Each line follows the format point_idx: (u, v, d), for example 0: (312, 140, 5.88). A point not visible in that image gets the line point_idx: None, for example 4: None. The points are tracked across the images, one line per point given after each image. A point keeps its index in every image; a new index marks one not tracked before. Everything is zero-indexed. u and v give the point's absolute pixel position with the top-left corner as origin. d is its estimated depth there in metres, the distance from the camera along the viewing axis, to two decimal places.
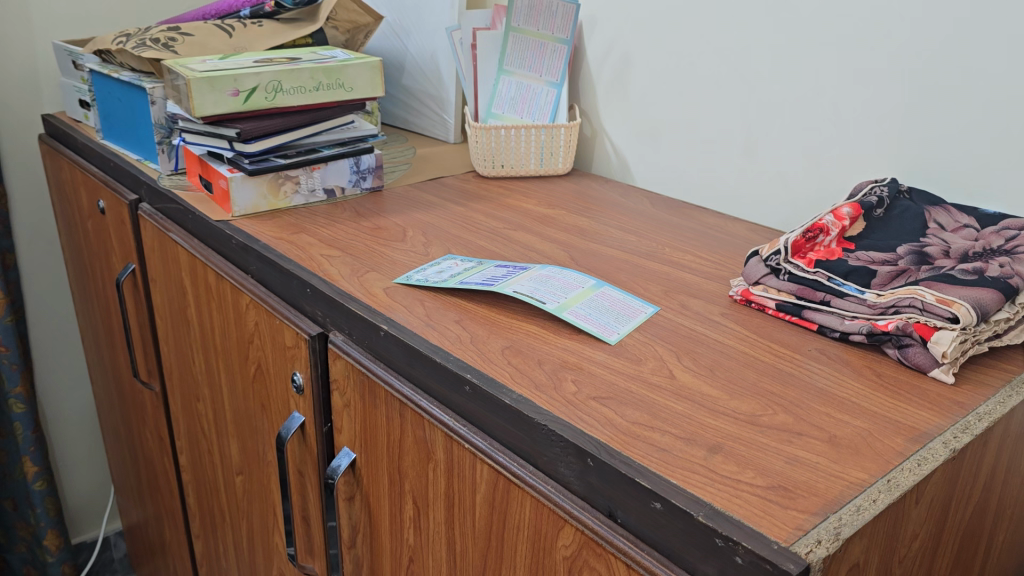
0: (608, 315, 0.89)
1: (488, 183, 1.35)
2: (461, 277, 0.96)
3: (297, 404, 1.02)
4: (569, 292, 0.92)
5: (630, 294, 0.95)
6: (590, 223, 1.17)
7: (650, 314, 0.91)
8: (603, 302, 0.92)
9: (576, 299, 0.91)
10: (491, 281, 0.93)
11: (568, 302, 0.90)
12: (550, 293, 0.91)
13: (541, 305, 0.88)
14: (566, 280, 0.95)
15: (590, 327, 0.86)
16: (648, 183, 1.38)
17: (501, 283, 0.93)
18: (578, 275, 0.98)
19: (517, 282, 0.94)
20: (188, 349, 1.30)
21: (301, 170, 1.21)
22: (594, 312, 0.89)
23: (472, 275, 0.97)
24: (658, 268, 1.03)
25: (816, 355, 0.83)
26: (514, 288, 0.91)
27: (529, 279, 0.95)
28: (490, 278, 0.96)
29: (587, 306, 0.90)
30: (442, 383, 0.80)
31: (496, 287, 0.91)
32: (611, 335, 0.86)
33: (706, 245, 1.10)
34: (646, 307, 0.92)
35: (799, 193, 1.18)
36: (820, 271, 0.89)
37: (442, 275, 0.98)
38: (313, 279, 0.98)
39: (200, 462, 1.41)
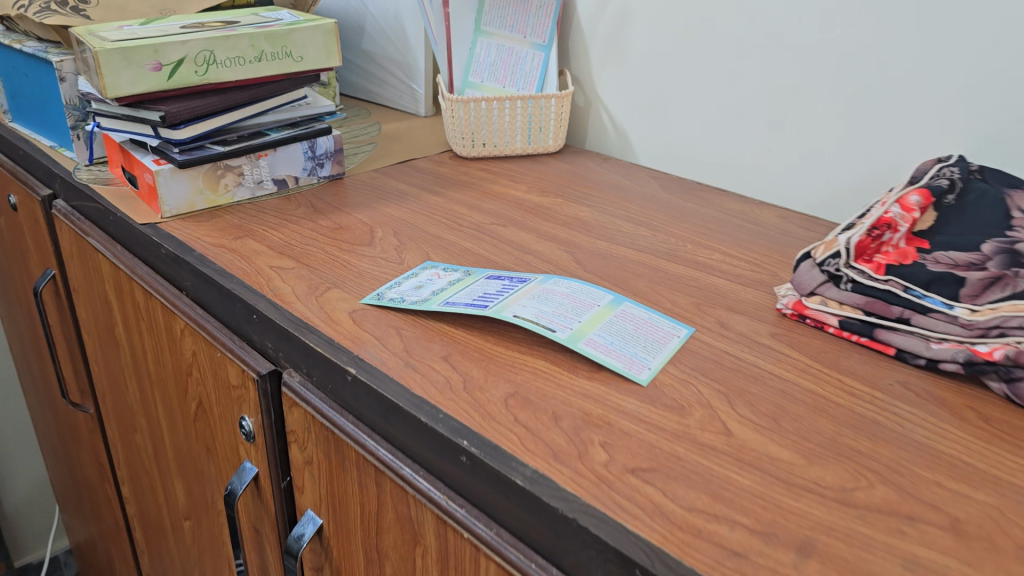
0: (634, 343, 0.71)
1: (467, 165, 1.15)
2: (444, 296, 0.78)
3: (247, 453, 0.84)
4: (583, 313, 0.74)
5: (656, 311, 0.77)
6: (593, 215, 0.99)
7: (684, 339, 0.73)
8: (625, 325, 0.73)
9: (594, 322, 0.73)
10: (484, 303, 0.75)
11: (584, 328, 0.72)
12: (560, 317, 0.73)
13: (549, 334, 0.70)
14: (576, 294, 0.77)
15: (616, 363, 0.68)
16: (652, 160, 1.20)
17: (496, 305, 0.74)
18: (589, 287, 0.79)
19: (515, 301, 0.75)
20: (120, 373, 1.10)
21: (244, 159, 1.01)
22: (616, 340, 0.71)
23: (457, 294, 0.78)
24: (684, 274, 0.85)
25: (901, 391, 0.66)
26: (513, 313, 0.73)
27: (530, 297, 0.76)
28: (480, 295, 0.77)
29: (607, 332, 0.72)
30: (431, 449, 0.62)
31: (489, 312, 0.73)
32: (642, 373, 0.68)
33: (736, 241, 0.92)
34: (679, 329, 0.74)
35: (838, 173, 0.99)
36: (893, 279, 0.72)
37: (420, 293, 0.79)
38: (261, 302, 0.79)
39: (144, 496, 1.22)
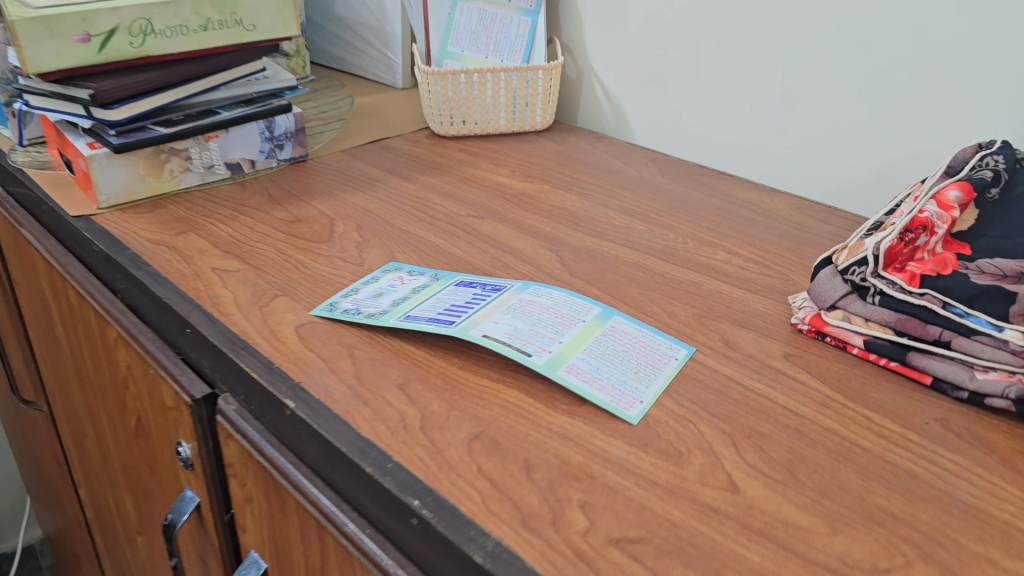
0: (624, 369, 0.61)
1: (446, 145, 1.04)
2: (406, 309, 0.67)
3: (189, 480, 0.74)
4: (566, 331, 0.63)
5: (651, 326, 0.66)
6: (583, 205, 0.88)
7: (683, 362, 0.62)
8: (614, 346, 0.63)
9: (578, 342, 0.62)
10: (449, 319, 0.64)
11: (566, 351, 0.61)
12: (538, 337, 0.62)
13: (524, 359, 0.60)
14: (557, 307, 0.66)
15: (601, 396, 0.58)
16: (651, 139, 1.09)
17: (463, 322, 0.64)
18: (574, 297, 0.68)
19: (487, 317, 0.64)
20: (64, 375, 1.00)
21: (191, 141, 0.89)
22: (603, 365, 0.61)
23: (420, 305, 0.68)
24: (684, 278, 0.74)
25: (939, 432, 0.55)
26: (483, 332, 0.62)
27: (505, 310, 0.65)
28: (447, 308, 0.66)
29: (593, 355, 0.61)
30: (380, 505, 0.52)
31: (455, 331, 0.62)
32: (633, 408, 0.57)
33: (745, 236, 0.81)
34: (677, 348, 0.64)
35: (859, 159, 0.88)
36: (930, 294, 0.60)
37: (379, 304, 0.69)
38: (196, 316, 0.68)
39: (99, 503, 1.13)
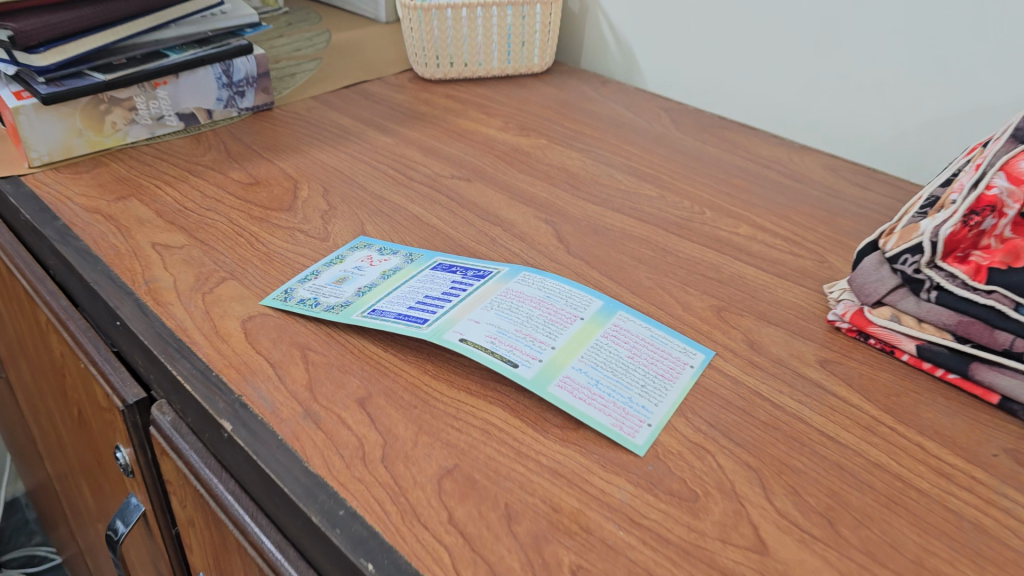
0: (629, 381, 0.51)
1: (431, 90, 0.92)
2: (372, 302, 0.57)
3: (131, 485, 0.65)
4: (560, 332, 0.53)
5: (661, 323, 0.56)
6: (584, 165, 0.77)
7: (699, 371, 0.52)
8: (617, 351, 0.53)
9: (574, 348, 0.52)
10: (422, 316, 0.54)
11: (559, 360, 0.51)
12: (526, 341, 0.52)
13: (510, 371, 0.50)
14: (550, 303, 0.56)
15: (601, 419, 0.48)
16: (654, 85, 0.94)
17: (438, 321, 0.54)
18: (571, 287, 0.58)
19: (466, 315, 0.54)
20: (11, 348, 0.91)
21: (136, 89, 0.77)
22: (604, 377, 0.51)
23: (390, 296, 0.57)
24: (701, 258, 0.63)
25: (1011, 468, 0.46)
26: (461, 335, 0.52)
27: (487, 306, 0.55)
28: (420, 301, 0.56)
29: (592, 365, 0.51)
30: (330, 560, 0.43)
31: (427, 334, 0.52)
32: (639, 434, 0.48)
33: (771, 206, 0.70)
34: (692, 353, 0.54)
35: (906, 113, 0.74)
36: (999, 293, 0.50)
37: (342, 293, 0.58)
38: (127, 307, 0.58)
39: (62, 478, 1.04)
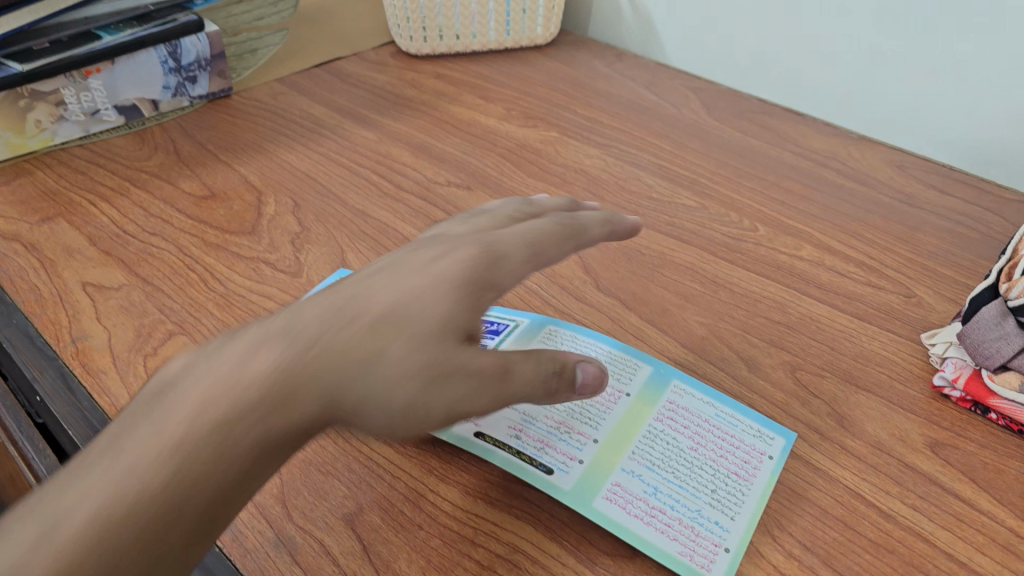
0: (696, 485, 0.40)
1: (418, 68, 0.79)
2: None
3: None
4: (602, 420, 0.43)
5: (727, 396, 0.45)
6: (605, 166, 0.65)
7: (781, 464, 0.41)
8: (675, 440, 0.42)
9: (622, 440, 0.42)
10: None
11: (604, 460, 0.41)
12: (561, 435, 0.42)
13: (539, 476, 0.40)
14: None
15: (660, 542, 0.37)
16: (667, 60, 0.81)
17: None
18: (612, 348, 0.47)
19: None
20: None
21: (62, 79, 0.63)
22: (663, 480, 0.40)
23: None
24: (761, 293, 0.52)
25: None
26: (478, 428, 0.43)
27: None
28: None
29: (647, 465, 0.41)
30: None
31: None
32: (716, 565, 0.36)
33: (836, 218, 0.59)
34: (770, 437, 0.42)
35: (990, 102, 0.59)
36: None
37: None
38: (48, 381, 0.45)
39: None
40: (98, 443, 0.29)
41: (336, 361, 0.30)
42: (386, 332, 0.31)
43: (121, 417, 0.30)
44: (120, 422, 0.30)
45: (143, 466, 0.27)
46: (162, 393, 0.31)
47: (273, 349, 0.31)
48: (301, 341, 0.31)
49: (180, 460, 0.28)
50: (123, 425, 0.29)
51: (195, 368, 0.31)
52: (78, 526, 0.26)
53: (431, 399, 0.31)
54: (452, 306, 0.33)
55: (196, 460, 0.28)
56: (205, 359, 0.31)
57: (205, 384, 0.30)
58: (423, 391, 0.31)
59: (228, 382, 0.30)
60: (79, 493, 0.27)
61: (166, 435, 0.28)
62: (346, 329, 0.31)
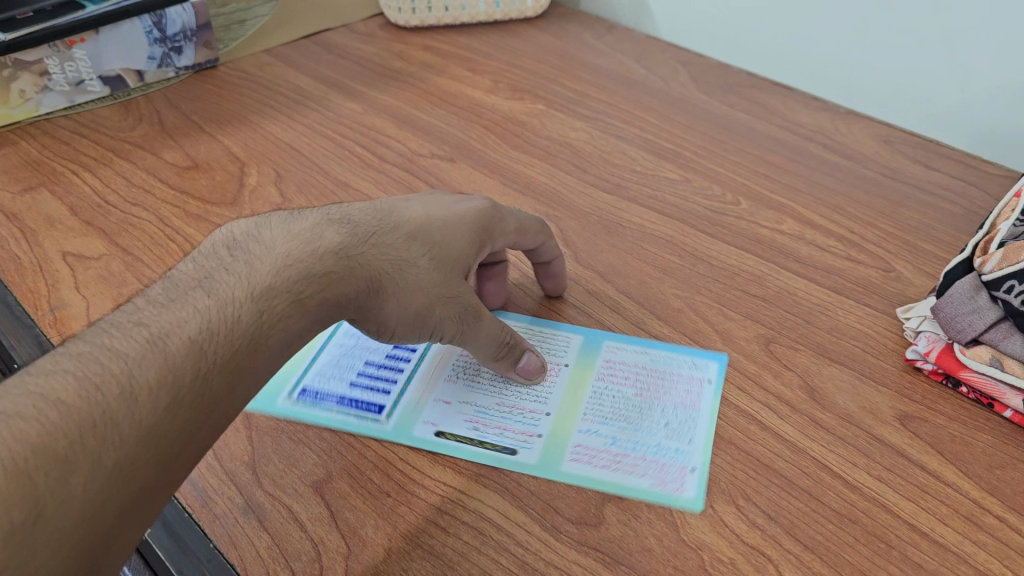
0: (650, 425, 0.42)
1: (406, 40, 0.79)
2: (297, 377, 0.45)
3: None
4: (550, 392, 0.44)
5: (652, 338, 0.47)
6: (589, 139, 0.64)
7: (720, 385, 0.44)
8: (620, 392, 0.44)
9: (572, 407, 0.43)
10: (373, 402, 0.44)
11: (561, 427, 0.42)
12: (515, 416, 0.43)
13: (508, 455, 0.41)
14: None
15: (639, 483, 0.39)
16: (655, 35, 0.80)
17: (398, 413, 0.43)
18: (538, 327, 0.49)
19: (432, 396, 0.44)
20: None
21: (46, 49, 0.63)
22: (619, 432, 0.42)
23: (319, 370, 0.46)
24: (739, 266, 0.52)
25: None
26: (436, 428, 0.42)
27: (451, 377, 0.46)
28: (363, 374, 0.46)
29: (601, 421, 0.42)
30: None
31: (391, 433, 0.42)
32: (687, 485, 0.39)
33: (819, 192, 0.58)
34: (704, 364, 0.45)
35: (977, 77, 0.59)
36: None
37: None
38: (25, 350, 0.46)
39: None
40: (144, 311, 0.33)
41: (390, 253, 0.39)
42: (423, 245, 0.40)
43: (202, 255, 0.37)
44: (206, 265, 0.36)
45: (237, 310, 0.33)
46: (244, 244, 0.37)
47: (333, 226, 0.39)
48: (364, 233, 0.39)
49: (259, 322, 0.34)
50: (210, 271, 0.35)
51: (272, 226, 0.38)
52: (182, 343, 0.31)
53: (436, 307, 0.40)
54: (462, 250, 0.41)
55: (220, 355, 0.32)
56: (281, 222, 0.38)
57: (289, 245, 0.37)
58: (431, 305, 0.40)
59: (308, 241, 0.37)
60: (177, 314, 0.33)
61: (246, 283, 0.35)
62: (395, 233, 0.40)
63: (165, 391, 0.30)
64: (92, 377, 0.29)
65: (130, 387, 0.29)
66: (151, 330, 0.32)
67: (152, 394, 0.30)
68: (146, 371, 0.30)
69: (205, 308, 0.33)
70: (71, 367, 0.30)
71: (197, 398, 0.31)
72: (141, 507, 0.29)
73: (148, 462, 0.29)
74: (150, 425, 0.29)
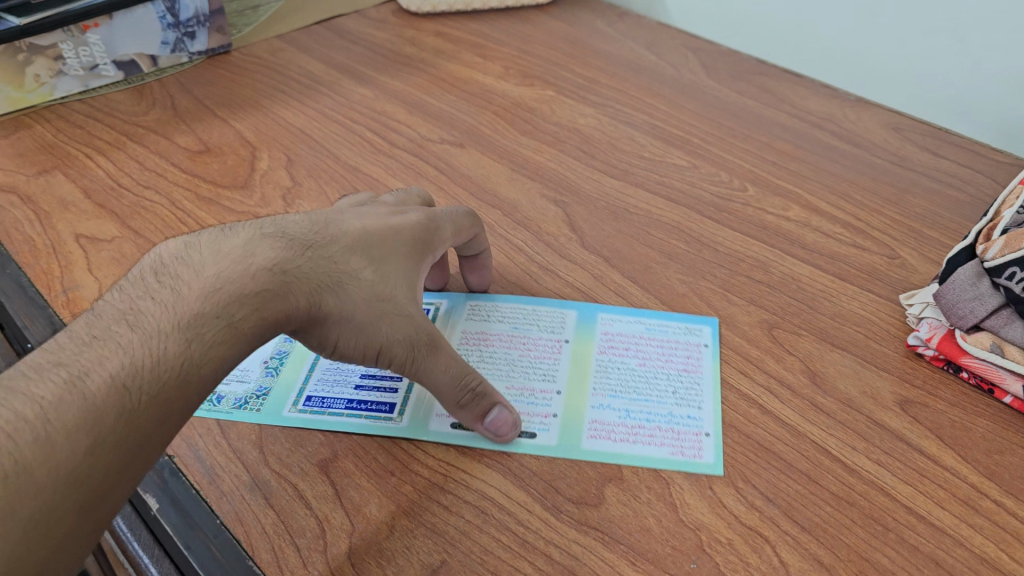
0: (657, 394, 0.43)
1: (418, 27, 0.79)
2: (299, 387, 0.44)
3: None
4: (557, 370, 0.45)
5: (642, 308, 0.48)
6: (598, 125, 0.65)
7: (715, 349, 0.46)
8: (625, 364, 0.45)
9: (581, 383, 0.44)
10: (381, 398, 0.43)
11: (574, 405, 0.43)
12: (527, 398, 0.43)
13: (530, 438, 0.41)
14: (528, 336, 0.47)
15: (659, 453, 0.40)
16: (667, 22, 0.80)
17: (409, 408, 0.43)
18: (531, 304, 0.49)
19: None
20: None
21: (61, 33, 0.64)
22: (630, 403, 0.43)
23: (320, 375, 0.45)
24: (745, 252, 0.52)
25: None
26: (451, 418, 0.42)
27: None
28: (366, 374, 0.45)
29: (611, 395, 0.43)
30: None
31: (405, 429, 0.41)
32: (705, 450, 0.40)
33: (827, 179, 0.59)
34: (697, 330, 0.47)
35: (986, 65, 0.58)
36: None
37: (248, 376, 0.45)
38: (39, 330, 0.47)
39: None
40: (63, 347, 0.31)
41: (327, 268, 0.37)
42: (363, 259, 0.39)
43: (128, 283, 0.35)
44: (131, 294, 0.34)
45: (163, 342, 0.32)
46: (172, 269, 0.35)
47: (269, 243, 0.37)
48: (301, 247, 0.38)
49: (189, 354, 0.32)
50: (135, 299, 0.34)
51: (202, 248, 0.36)
52: (103, 381, 0.30)
53: (387, 318, 0.38)
54: (405, 262, 0.40)
55: (147, 390, 0.31)
56: (211, 242, 0.37)
57: (219, 266, 0.35)
58: (379, 318, 0.38)
59: (240, 261, 0.36)
60: (97, 351, 0.31)
61: (175, 311, 0.33)
62: (333, 246, 0.38)
63: (85, 433, 0.29)
64: (2, 425, 0.28)
65: (46, 435, 0.28)
66: (68, 370, 0.30)
67: (70, 441, 0.28)
68: (64, 415, 0.29)
69: (129, 343, 0.32)
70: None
71: (124, 436, 0.30)
72: (68, 548, 0.28)
73: (69, 510, 0.28)
74: (67, 471, 0.28)
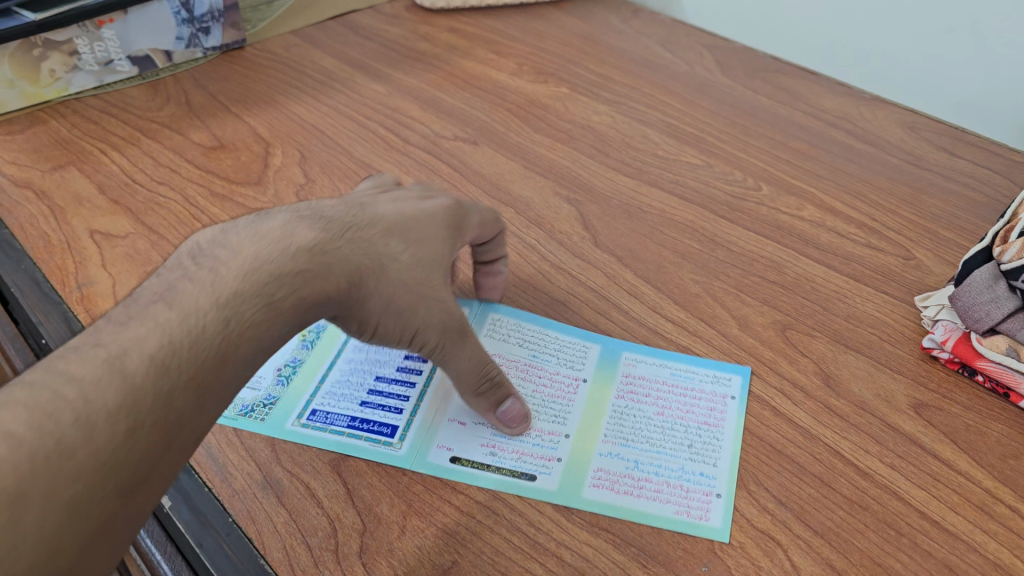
0: (672, 447, 0.41)
1: (432, 22, 0.79)
2: (307, 398, 0.43)
3: None
4: (568, 411, 0.43)
5: (675, 351, 0.46)
6: (612, 122, 0.64)
7: (743, 403, 0.43)
8: (642, 412, 0.42)
9: (592, 427, 0.42)
10: (384, 421, 0.42)
11: (579, 453, 0.41)
12: (532, 440, 0.41)
13: (528, 484, 0.39)
14: (544, 368, 0.45)
15: (662, 511, 0.38)
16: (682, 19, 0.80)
17: (411, 436, 0.41)
18: (553, 332, 0.47)
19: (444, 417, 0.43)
20: None
21: (75, 29, 0.64)
22: (641, 454, 0.40)
23: (328, 388, 0.44)
24: (758, 252, 0.52)
25: None
26: (450, 453, 0.41)
27: None
28: (373, 392, 0.44)
29: (621, 443, 0.41)
30: None
31: (402, 458, 0.40)
32: (712, 513, 0.37)
33: (842, 178, 0.58)
34: (727, 379, 0.44)
35: (1003, 65, 0.58)
36: None
37: (259, 382, 0.45)
38: (54, 325, 0.47)
39: None
40: (101, 329, 0.29)
41: (367, 250, 0.36)
42: (400, 242, 0.38)
43: (166, 267, 0.33)
44: (170, 276, 0.32)
45: (202, 319, 0.30)
46: (209, 252, 0.33)
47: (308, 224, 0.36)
48: (340, 227, 0.37)
49: (228, 329, 0.30)
50: (174, 280, 0.32)
51: (239, 230, 0.35)
52: (142, 360, 0.28)
53: (423, 304, 0.38)
54: (438, 246, 0.40)
55: (189, 366, 0.29)
56: (249, 223, 0.35)
57: (257, 245, 0.34)
58: (415, 302, 0.37)
59: (280, 240, 0.34)
60: (136, 329, 0.29)
61: (217, 289, 0.31)
62: (372, 229, 0.38)
63: (125, 412, 0.27)
64: (43, 406, 0.26)
65: (87, 414, 0.26)
66: (108, 349, 0.28)
67: (111, 420, 0.26)
68: (104, 395, 0.26)
69: (169, 320, 0.30)
70: (19, 397, 0.26)
71: (164, 415, 0.28)
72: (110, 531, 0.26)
73: (110, 494, 0.26)
74: (106, 454, 0.26)
